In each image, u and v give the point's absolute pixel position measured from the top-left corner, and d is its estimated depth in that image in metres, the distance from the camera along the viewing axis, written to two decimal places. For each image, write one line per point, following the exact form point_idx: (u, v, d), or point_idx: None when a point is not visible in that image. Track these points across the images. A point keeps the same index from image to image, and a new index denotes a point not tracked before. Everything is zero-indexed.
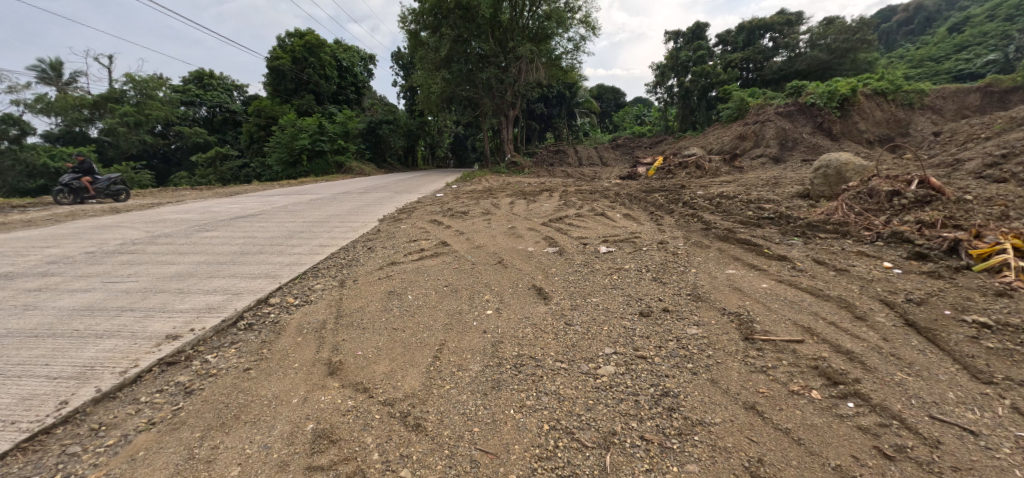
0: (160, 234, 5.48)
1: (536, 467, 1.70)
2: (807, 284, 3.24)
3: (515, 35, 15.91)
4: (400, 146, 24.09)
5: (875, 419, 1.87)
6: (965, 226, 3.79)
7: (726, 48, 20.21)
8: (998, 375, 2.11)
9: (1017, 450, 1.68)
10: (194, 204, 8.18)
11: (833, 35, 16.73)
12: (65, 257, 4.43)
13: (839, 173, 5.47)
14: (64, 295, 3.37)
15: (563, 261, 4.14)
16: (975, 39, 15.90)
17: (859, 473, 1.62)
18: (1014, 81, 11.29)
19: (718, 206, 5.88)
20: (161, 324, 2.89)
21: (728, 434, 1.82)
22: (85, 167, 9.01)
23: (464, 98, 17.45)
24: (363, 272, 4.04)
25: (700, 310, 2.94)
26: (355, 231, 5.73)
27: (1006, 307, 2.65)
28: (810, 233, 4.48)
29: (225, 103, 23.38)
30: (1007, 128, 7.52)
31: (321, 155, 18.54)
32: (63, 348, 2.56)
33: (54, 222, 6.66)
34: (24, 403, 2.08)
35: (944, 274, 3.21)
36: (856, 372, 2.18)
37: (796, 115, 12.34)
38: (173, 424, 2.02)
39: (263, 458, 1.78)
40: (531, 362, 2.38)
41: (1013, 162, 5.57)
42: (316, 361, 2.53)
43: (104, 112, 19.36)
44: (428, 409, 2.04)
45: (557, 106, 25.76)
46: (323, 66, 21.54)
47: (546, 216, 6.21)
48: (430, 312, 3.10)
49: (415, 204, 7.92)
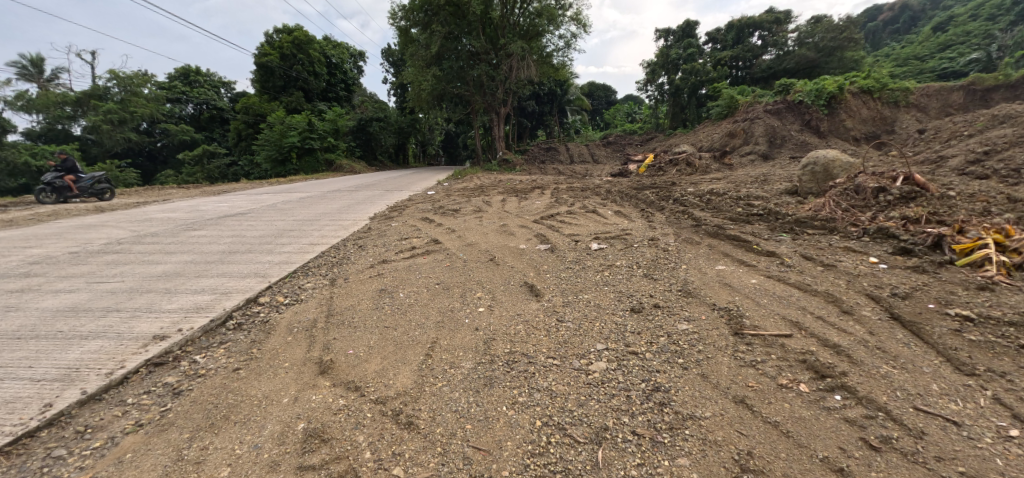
0: (146, 233, 5.37)
1: (530, 463, 1.70)
2: (795, 279, 3.29)
3: (505, 32, 15.85)
4: (391, 144, 23.95)
5: (861, 411, 1.90)
6: (949, 222, 3.87)
7: (716, 46, 20.37)
8: (981, 367, 2.16)
9: (998, 439, 1.73)
10: (181, 204, 8.02)
11: (821, 34, 16.93)
12: (48, 257, 4.33)
13: (827, 170, 5.53)
14: (47, 295, 3.30)
15: (555, 257, 4.16)
16: (958, 38, 16.23)
17: (848, 466, 1.64)
18: (997, 80, 11.51)
19: (708, 203, 5.94)
20: (149, 325, 2.85)
21: (718, 428, 1.85)
22: (68, 166, 8.83)
23: (455, 95, 17.45)
24: (355, 270, 4.02)
25: (690, 305, 2.98)
26: (345, 229, 5.70)
27: (988, 300, 2.72)
28: (798, 229, 4.53)
29: (212, 100, 23.01)
30: (989, 126, 7.66)
31: (311, 153, 18.37)
32: (48, 349, 2.52)
33: (36, 222, 6.47)
34: (7, 406, 2.04)
35: (928, 268, 3.27)
36: (843, 366, 2.22)
37: (784, 113, 12.49)
38: (162, 425, 2.00)
39: (253, 459, 1.76)
40: (523, 359, 2.39)
41: (995, 160, 5.71)
42: (307, 360, 2.50)
43: (87, 109, 18.90)
44: (419, 407, 2.04)
45: (548, 104, 25.81)
46: (312, 62, 21.33)
47: (538, 214, 6.19)
48: (423, 309, 3.09)
49: (406, 202, 7.84)
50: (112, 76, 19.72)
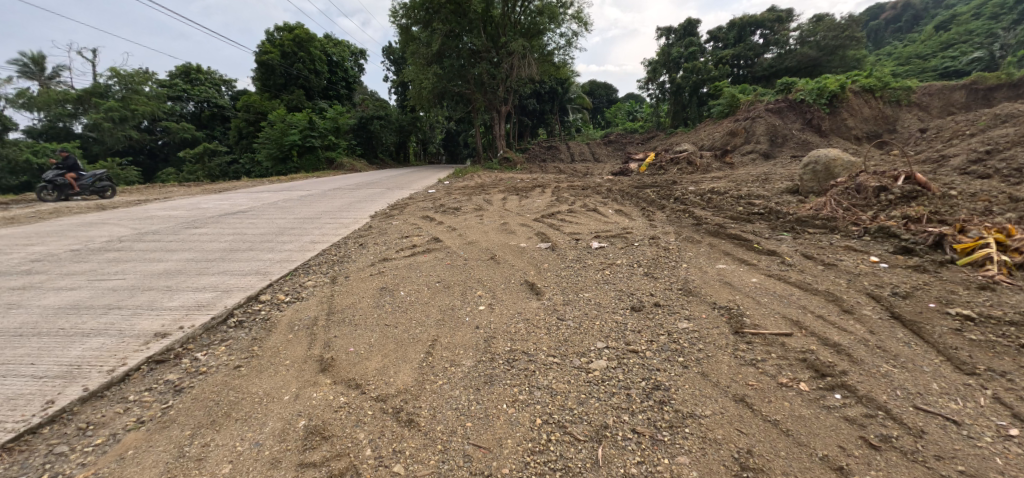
0: (147, 231, 5.37)
1: (530, 461, 1.71)
2: (796, 278, 3.29)
3: (506, 30, 15.79)
4: (392, 143, 23.93)
5: (861, 411, 1.90)
6: (950, 221, 3.86)
7: (717, 44, 20.33)
8: (981, 366, 2.16)
9: (999, 439, 1.72)
10: (183, 201, 8.05)
11: (822, 32, 16.89)
12: (50, 255, 4.34)
13: (828, 169, 5.51)
14: (49, 293, 3.30)
15: (555, 256, 4.15)
16: (960, 37, 16.19)
17: (848, 465, 1.64)
18: (999, 79, 11.50)
19: (709, 202, 5.93)
20: (150, 322, 2.85)
21: (718, 426, 1.85)
22: (69, 163, 8.83)
23: (456, 93, 17.44)
24: (356, 268, 4.02)
25: (691, 304, 2.97)
26: (345, 228, 5.67)
27: (990, 300, 2.71)
28: (799, 228, 4.53)
29: (213, 98, 22.99)
30: (991, 125, 7.65)
31: (312, 151, 18.36)
32: (49, 347, 2.52)
33: (36, 220, 6.45)
34: (9, 403, 2.05)
35: (929, 268, 3.27)
36: (843, 365, 2.21)
37: (786, 112, 12.47)
38: (163, 423, 2.00)
39: (254, 456, 1.76)
40: (523, 357, 2.39)
41: (996, 159, 5.71)
42: (308, 358, 2.51)
43: (88, 106, 18.95)
44: (420, 404, 2.04)
45: (549, 102, 25.81)
46: (313, 60, 21.32)
47: (539, 212, 6.19)
48: (423, 308, 3.09)
49: (406, 201, 7.84)
50: (113, 74, 19.74)
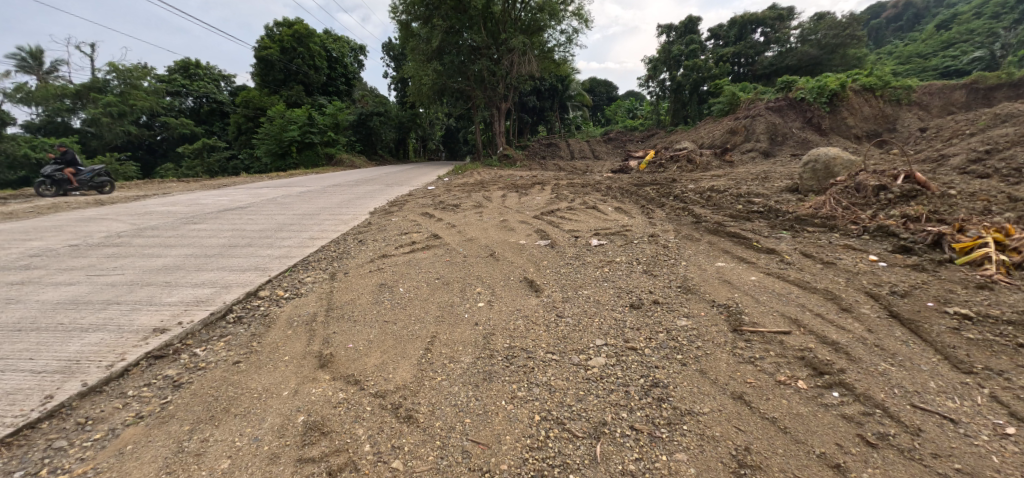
0: (145, 227, 5.37)
1: (528, 457, 1.72)
2: (794, 276, 3.30)
3: (506, 27, 15.66)
4: (391, 139, 23.86)
5: (858, 408, 1.91)
6: (948, 221, 3.87)
7: (718, 42, 20.28)
8: (978, 365, 2.17)
9: (995, 437, 1.73)
10: (182, 197, 8.04)
11: (823, 30, 16.86)
12: (48, 250, 4.33)
13: (828, 168, 5.51)
14: (47, 288, 3.30)
15: (555, 253, 4.15)
16: (961, 36, 16.15)
17: (845, 461, 1.65)
18: (1000, 78, 11.49)
19: (708, 200, 5.93)
20: (149, 318, 2.85)
21: (716, 423, 1.85)
22: (67, 158, 8.82)
23: (455, 90, 17.40)
24: (355, 265, 4.02)
25: (690, 302, 2.97)
26: (345, 224, 5.67)
27: (987, 299, 2.71)
28: (798, 226, 4.53)
29: (212, 93, 22.81)
30: (991, 125, 7.64)
31: (311, 147, 18.32)
32: (48, 342, 2.52)
33: (35, 214, 6.43)
34: (7, 397, 2.05)
35: (928, 267, 3.27)
36: (841, 363, 2.22)
37: (786, 110, 12.46)
38: (162, 418, 2.01)
39: (253, 451, 1.77)
40: (522, 354, 2.39)
41: (996, 159, 5.70)
42: (307, 354, 2.51)
43: (86, 101, 18.92)
44: (419, 400, 2.05)
45: (549, 99, 25.77)
46: (313, 56, 21.26)
47: (538, 210, 6.19)
48: (422, 304, 3.09)
49: (405, 197, 7.83)
50: (111, 69, 19.68)
